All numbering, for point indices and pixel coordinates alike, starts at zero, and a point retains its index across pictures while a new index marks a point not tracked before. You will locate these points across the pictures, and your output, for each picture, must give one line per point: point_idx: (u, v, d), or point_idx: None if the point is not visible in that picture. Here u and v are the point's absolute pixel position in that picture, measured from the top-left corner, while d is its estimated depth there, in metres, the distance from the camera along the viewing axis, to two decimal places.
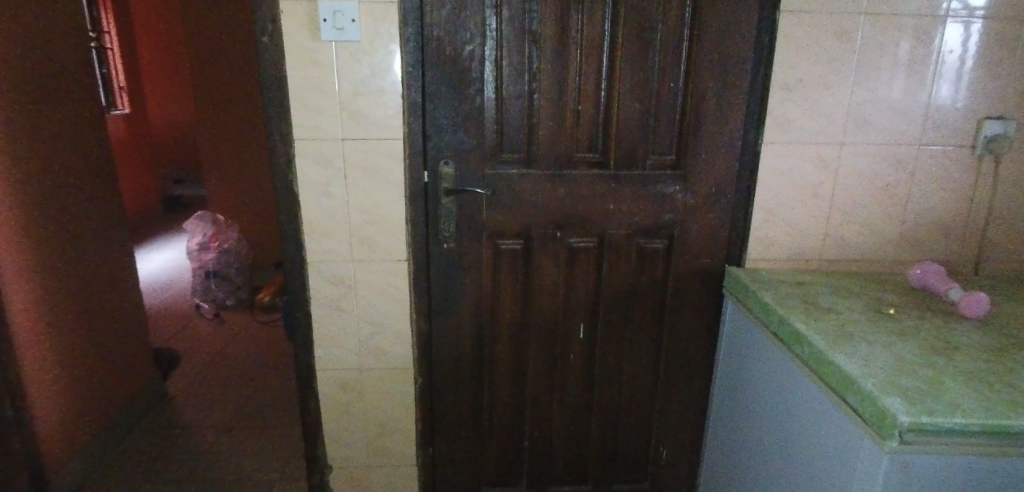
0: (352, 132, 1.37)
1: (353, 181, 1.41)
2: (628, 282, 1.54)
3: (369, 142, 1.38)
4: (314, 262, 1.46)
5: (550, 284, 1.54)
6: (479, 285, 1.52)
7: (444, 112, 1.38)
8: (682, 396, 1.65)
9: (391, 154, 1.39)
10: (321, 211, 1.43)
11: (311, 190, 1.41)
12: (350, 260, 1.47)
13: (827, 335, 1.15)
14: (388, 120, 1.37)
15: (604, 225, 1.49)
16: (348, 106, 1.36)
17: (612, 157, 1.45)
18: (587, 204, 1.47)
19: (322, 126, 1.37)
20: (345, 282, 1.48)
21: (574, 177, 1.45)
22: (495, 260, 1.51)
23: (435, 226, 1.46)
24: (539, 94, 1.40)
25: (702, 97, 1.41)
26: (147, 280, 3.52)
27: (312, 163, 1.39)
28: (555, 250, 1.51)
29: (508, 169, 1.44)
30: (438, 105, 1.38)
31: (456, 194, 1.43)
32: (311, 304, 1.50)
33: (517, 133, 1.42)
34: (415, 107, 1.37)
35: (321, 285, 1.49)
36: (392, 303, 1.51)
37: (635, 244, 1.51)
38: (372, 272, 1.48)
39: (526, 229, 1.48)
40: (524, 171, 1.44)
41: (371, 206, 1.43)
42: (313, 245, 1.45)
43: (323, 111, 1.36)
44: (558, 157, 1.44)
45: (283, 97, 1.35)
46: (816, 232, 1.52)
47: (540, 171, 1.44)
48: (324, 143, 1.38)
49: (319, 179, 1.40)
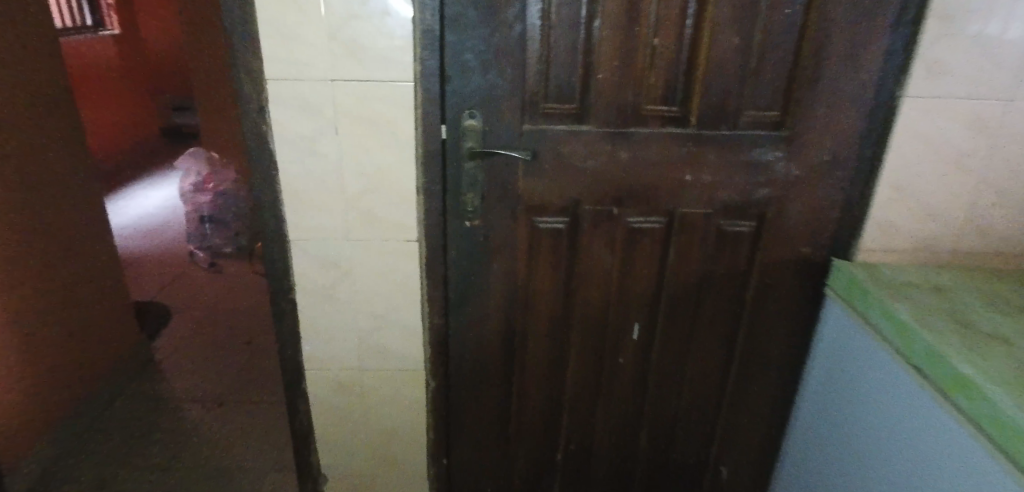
0: (346, 69, 1.01)
1: (348, 136, 1.06)
2: (701, 272, 1.20)
3: (369, 83, 1.02)
4: (300, 240, 1.15)
5: (600, 273, 1.20)
6: (511, 274, 1.19)
7: (470, 45, 1.02)
8: (755, 410, 1.34)
9: (399, 100, 1.04)
10: (307, 175, 1.09)
11: (294, 146, 1.07)
12: (346, 239, 1.15)
13: (964, 351, 0.89)
14: (395, 54, 1.00)
15: (676, 202, 1.14)
16: (339, 34, 0.99)
17: (694, 112, 1.07)
18: (655, 174, 1.11)
19: (303, 59, 1.00)
20: (339, 265, 1.17)
21: (640, 138, 1.09)
22: (532, 242, 1.17)
23: (459, 198, 1.12)
24: (601, 22, 1.01)
25: (825, 31, 1.02)
26: (121, 228, 3.18)
27: (292, 110, 1.04)
28: (610, 231, 1.16)
29: (554, 124, 1.08)
30: (462, 34, 1.01)
31: (483, 158, 1.08)
32: (297, 292, 1.19)
33: (568, 76, 1.05)
34: (431, 37, 1.00)
35: (311, 269, 1.17)
36: (399, 293, 1.20)
37: (713, 226, 1.16)
38: (374, 253, 1.16)
39: (573, 205, 1.14)
40: (574, 126, 1.08)
41: (372, 171, 1.09)
42: (296, 218, 1.13)
43: (305, 40, 0.99)
44: (620, 109, 1.07)
45: (247, 18, 0.98)
46: (955, 218, 1.14)
47: (597, 128, 1.08)
48: (308, 86, 1.02)
49: (302, 132, 1.06)
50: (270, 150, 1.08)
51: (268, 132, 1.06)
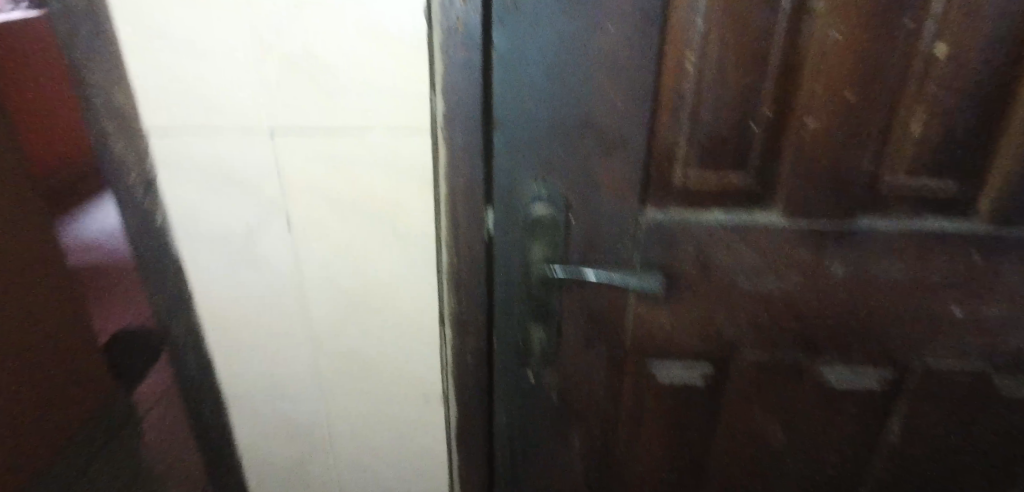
0: (299, 109, 0.51)
1: (312, 231, 0.56)
2: (940, 455, 0.68)
3: (347, 133, 0.52)
4: (242, 395, 0.67)
5: (756, 452, 0.69)
6: (602, 452, 0.69)
7: (546, 66, 0.49)
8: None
9: (404, 164, 0.53)
10: (244, 293, 0.60)
11: (215, 246, 0.57)
12: (321, 391, 0.66)
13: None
14: (395, 90, 0.50)
15: (919, 348, 0.61)
16: (280, 38, 0.48)
17: (990, 194, 0.54)
18: (889, 304, 0.59)
19: (215, 86, 0.50)
20: (312, 430, 0.69)
21: (872, 242, 0.56)
22: (644, 404, 0.66)
23: (516, 335, 0.61)
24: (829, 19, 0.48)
25: None
26: None
27: (204, 182, 0.54)
28: (785, 390, 0.65)
29: (702, 207, 0.56)
30: (533, 44, 0.48)
31: (563, 277, 0.57)
32: (245, 465, 0.72)
33: (743, 127, 0.52)
34: (467, 43, 0.48)
35: (264, 434, 0.70)
36: (412, 469, 0.72)
37: (985, 388, 0.63)
38: (370, 410, 0.68)
39: (724, 349, 0.62)
40: (743, 211, 0.56)
41: (359, 292, 0.60)
42: (232, 363, 0.65)
43: (215, 52, 0.49)
44: (840, 187, 0.54)
45: (96, 10, 0.48)
46: None
47: (787, 221, 0.56)
48: (228, 150, 0.53)
49: (228, 224, 0.56)
50: (175, 254, 0.58)
51: (167, 222, 0.57)
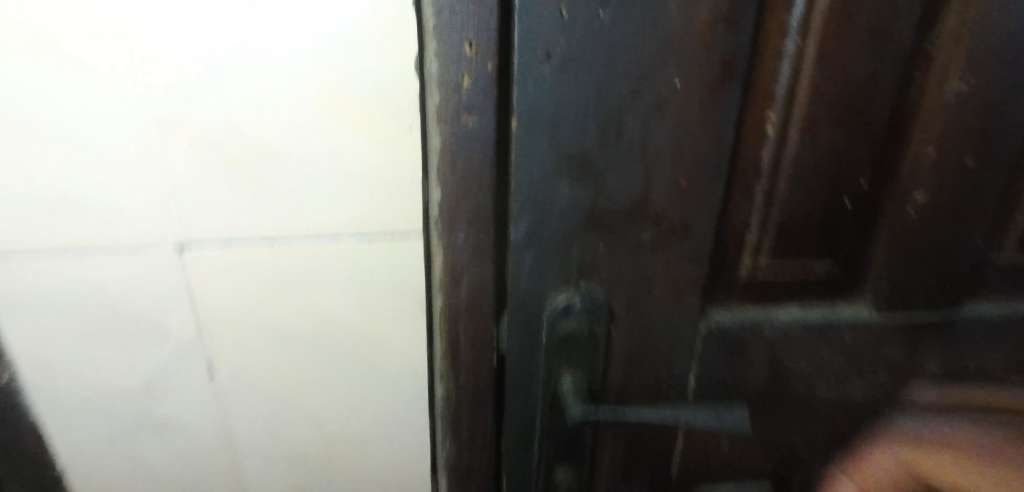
0: (233, 214, 0.35)
1: (251, 370, 0.40)
2: None
3: (302, 243, 0.36)
4: None
5: None
6: None
7: (592, 140, 0.34)
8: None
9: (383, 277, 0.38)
10: (150, 459, 0.42)
11: (104, 403, 0.40)
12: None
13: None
14: (371, 177, 0.35)
15: None
16: (204, 114, 0.32)
17: None
18: None
19: (99, 183, 0.34)
20: None
21: (968, 330, 0.45)
22: None
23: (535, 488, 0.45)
24: (948, 68, 0.37)
25: None
26: None
27: (83, 320, 0.37)
28: None
29: (772, 303, 0.43)
30: (577, 111, 0.33)
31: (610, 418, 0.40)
32: None
33: (831, 206, 0.40)
34: (475, 107, 0.33)
35: None
36: None
37: None
38: None
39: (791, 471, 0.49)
40: (821, 304, 0.44)
41: (319, 443, 0.44)
42: None
43: (101, 135, 0.33)
44: (942, 270, 0.43)
45: None
46: None
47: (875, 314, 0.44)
48: (117, 276, 0.36)
49: (122, 372, 0.39)
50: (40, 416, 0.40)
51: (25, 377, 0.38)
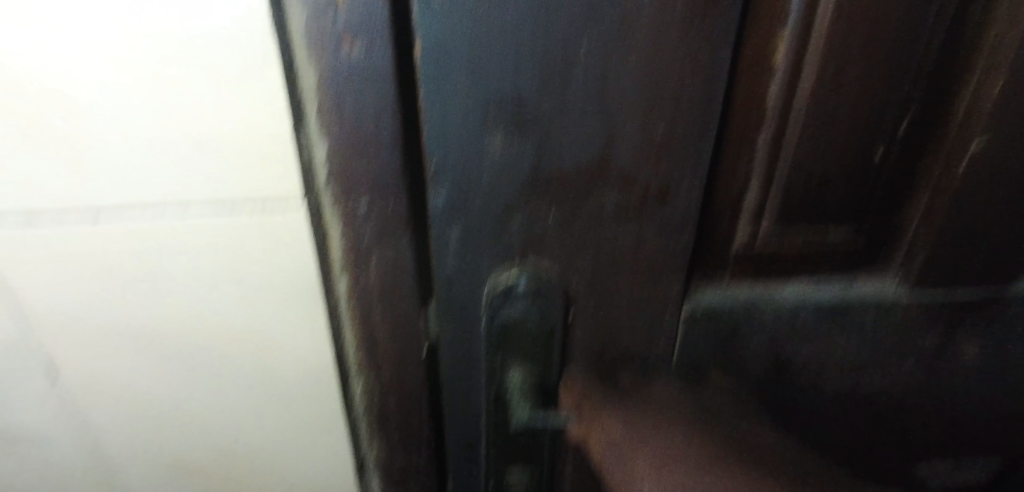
0: (165, 158, 0.34)
1: (181, 310, 0.40)
2: None
3: (235, 191, 0.35)
4: None
5: None
6: None
7: (528, 73, 0.25)
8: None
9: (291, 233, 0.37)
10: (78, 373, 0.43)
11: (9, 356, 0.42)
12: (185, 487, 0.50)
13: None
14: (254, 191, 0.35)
15: None
16: (165, 65, 0.31)
17: None
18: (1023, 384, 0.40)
19: (53, 116, 0.32)
20: None
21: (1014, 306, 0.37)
22: None
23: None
24: None
25: None
26: None
27: (37, 237, 0.37)
28: None
29: (774, 280, 0.34)
30: (504, 31, 0.24)
31: None
32: None
33: (855, 159, 0.31)
34: (359, 29, 0.24)
35: None
36: None
37: None
38: None
39: None
40: (834, 281, 0.35)
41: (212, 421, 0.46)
42: None
43: (61, 66, 0.31)
44: (989, 239, 0.34)
45: None
46: None
47: (901, 293, 0.36)
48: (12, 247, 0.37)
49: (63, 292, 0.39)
50: None
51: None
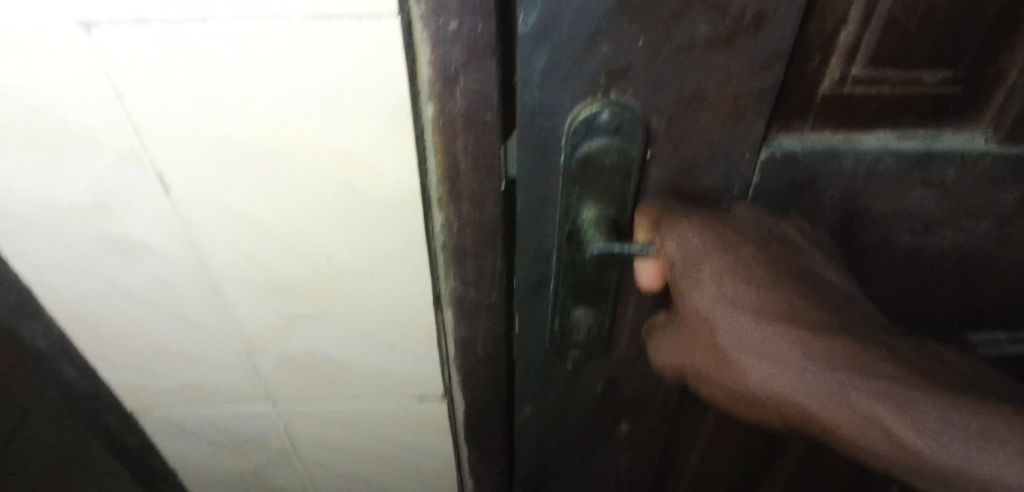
0: (217, 35, 0.27)
1: (240, 222, 0.34)
2: None
3: (297, 66, 0.28)
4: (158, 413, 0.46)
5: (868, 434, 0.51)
6: (661, 442, 0.51)
7: None
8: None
9: (373, 113, 0.30)
10: (138, 313, 0.38)
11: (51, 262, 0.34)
12: (272, 410, 0.46)
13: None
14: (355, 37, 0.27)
15: None
16: None
17: None
18: None
19: None
20: (265, 446, 0.49)
21: None
22: None
23: (552, 327, 0.41)
24: None
25: None
26: None
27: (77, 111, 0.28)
28: None
29: (857, 126, 0.34)
30: None
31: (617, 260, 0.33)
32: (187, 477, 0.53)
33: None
34: None
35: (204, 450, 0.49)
36: (412, 473, 0.54)
37: None
38: (340, 427, 0.48)
39: None
40: (922, 130, 0.34)
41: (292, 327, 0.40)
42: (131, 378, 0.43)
43: None
44: None
45: None
46: None
47: (996, 147, 0.34)
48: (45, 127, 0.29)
49: (104, 227, 0.33)
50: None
51: (8, 255, 0.34)
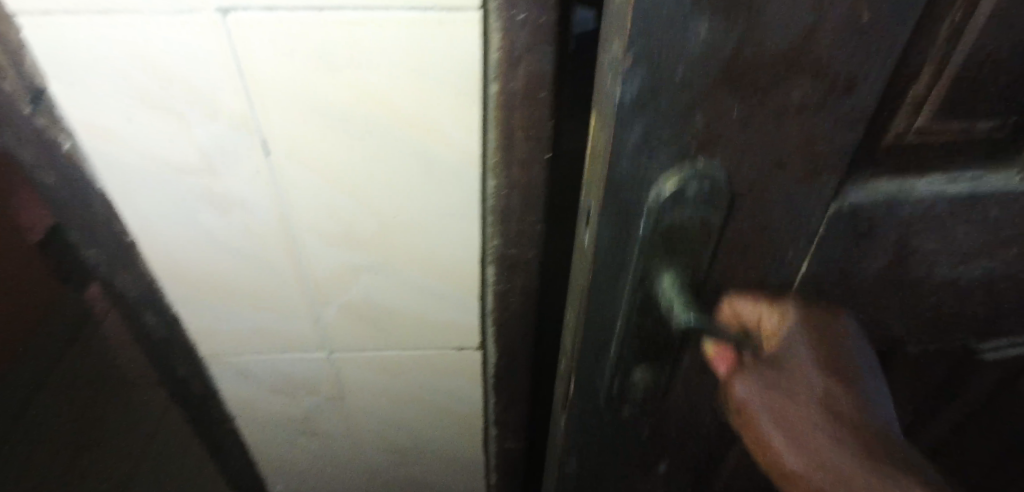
0: (339, 19, 0.31)
1: (327, 180, 0.38)
2: None
3: (404, 50, 0.32)
4: (223, 358, 0.50)
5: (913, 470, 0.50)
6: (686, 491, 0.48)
7: None
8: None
9: (457, 91, 0.34)
10: (220, 263, 0.43)
11: (164, 210, 0.39)
12: (326, 360, 0.51)
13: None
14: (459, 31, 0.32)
15: None
16: None
17: None
18: None
19: None
20: (315, 391, 0.53)
21: None
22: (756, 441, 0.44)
23: (607, 387, 0.36)
24: None
25: None
26: None
27: (216, 84, 0.33)
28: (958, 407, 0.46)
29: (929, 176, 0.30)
30: None
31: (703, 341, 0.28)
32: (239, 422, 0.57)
33: None
34: None
35: (259, 395, 0.54)
36: (446, 419, 0.58)
37: None
38: (384, 373, 0.53)
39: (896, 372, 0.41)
40: (973, 173, 0.30)
41: (358, 275, 0.45)
42: (206, 323, 0.47)
43: None
44: None
45: None
46: None
47: None
48: (185, 94, 0.33)
49: (207, 183, 0.38)
50: (115, 202, 0.39)
51: (122, 205, 0.39)
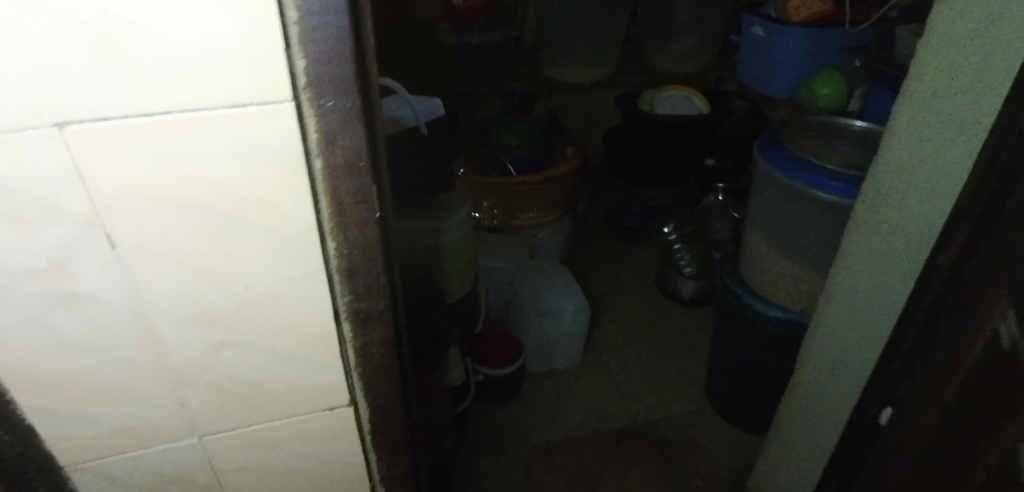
0: (167, 123, 0.38)
1: (175, 265, 0.43)
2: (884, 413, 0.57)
3: (227, 141, 0.40)
4: (89, 460, 0.51)
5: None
6: None
7: None
8: (810, 410, 1.13)
9: (281, 171, 0.42)
10: (80, 363, 0.46)
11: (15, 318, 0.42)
12: (197, 445, 0.53)
13: (915, 184, 0.82)
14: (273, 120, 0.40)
15: None
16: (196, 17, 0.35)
17: None
18: None
19: (74, 74, 0.35)
20: (191, 480, 0.55)
21: None
22: None
23: None
24: None
25: None
26: None
27: (59, 192, 0.38)
28: None
29: None
30: None
31: None
32: None
33: None
34: None
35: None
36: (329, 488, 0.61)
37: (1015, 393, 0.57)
38: (262, 448, 0.55)
39: None
40: None
41: (217, 355, 0.48)
42: (67, 425, 0.48)
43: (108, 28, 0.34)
44: None
45: None
46: None
47: None
48: (30, 203, 0.38)
49: (55, 285, 0.42)
50: None
51: None
